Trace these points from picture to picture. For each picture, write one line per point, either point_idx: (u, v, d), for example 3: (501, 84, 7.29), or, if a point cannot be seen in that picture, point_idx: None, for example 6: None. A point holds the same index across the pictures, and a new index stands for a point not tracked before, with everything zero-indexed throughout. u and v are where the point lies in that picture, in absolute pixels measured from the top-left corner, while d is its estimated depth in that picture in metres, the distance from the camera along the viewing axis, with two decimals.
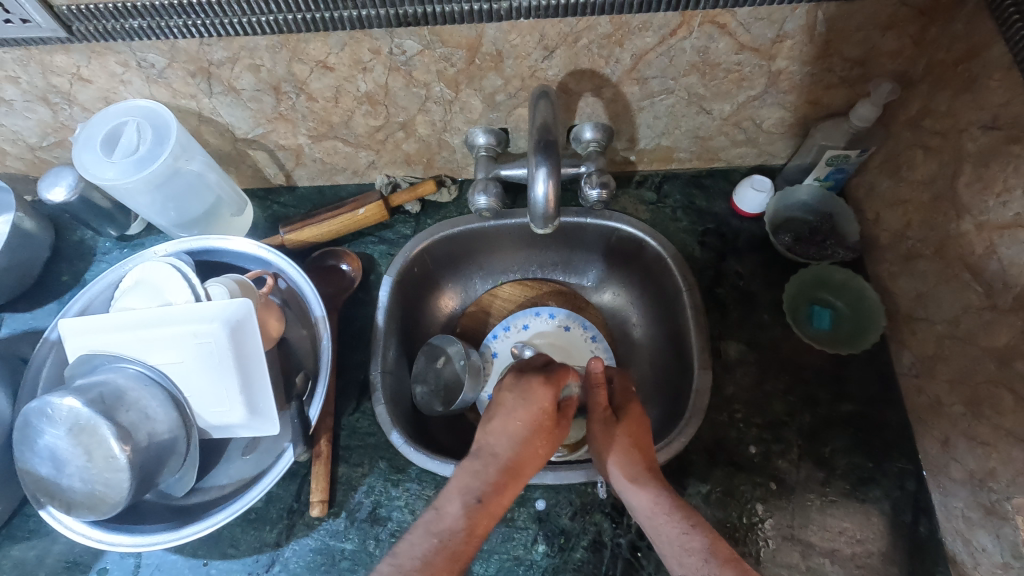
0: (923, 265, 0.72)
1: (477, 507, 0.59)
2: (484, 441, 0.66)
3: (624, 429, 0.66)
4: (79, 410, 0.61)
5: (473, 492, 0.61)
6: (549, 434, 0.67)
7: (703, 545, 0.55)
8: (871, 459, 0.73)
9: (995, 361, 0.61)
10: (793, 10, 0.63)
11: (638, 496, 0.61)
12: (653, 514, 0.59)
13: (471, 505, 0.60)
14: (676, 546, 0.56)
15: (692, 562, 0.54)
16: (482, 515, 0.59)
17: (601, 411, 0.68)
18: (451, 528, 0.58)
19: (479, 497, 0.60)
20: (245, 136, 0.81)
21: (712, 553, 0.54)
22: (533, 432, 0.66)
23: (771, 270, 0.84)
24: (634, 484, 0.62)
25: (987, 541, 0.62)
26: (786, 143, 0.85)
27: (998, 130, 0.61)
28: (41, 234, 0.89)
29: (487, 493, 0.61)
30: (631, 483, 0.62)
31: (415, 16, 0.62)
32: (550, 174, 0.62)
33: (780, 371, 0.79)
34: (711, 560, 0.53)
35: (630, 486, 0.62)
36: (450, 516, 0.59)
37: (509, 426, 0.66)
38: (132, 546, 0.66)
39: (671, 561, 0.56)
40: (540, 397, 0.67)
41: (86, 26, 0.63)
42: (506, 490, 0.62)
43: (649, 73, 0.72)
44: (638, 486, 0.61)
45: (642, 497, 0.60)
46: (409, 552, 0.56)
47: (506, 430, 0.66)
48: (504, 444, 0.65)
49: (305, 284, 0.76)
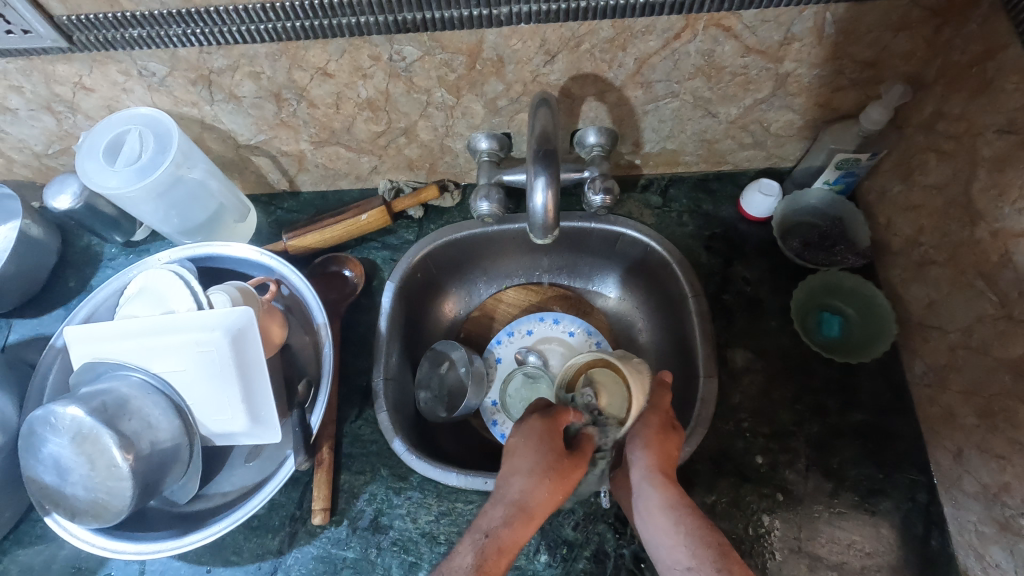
0: (936, 272, 0.70)
1: (488, 543, 0.55)
2: (491, 479, 0.61)
3: (660, 433, 0.62)
4: (82, 419, 0.61)
5: (482, 529, 0.57)
6: (564, 476, 0.60)
7: (720, 541, 0.53)
8: (882, 470, 0.71)
9: (1010, 373, 0.60)
10: (800, 12, 0.62)
11: (659, 489, 0.58)
12: (672, 505, 0.56)
13: (480, 542, 0.56)
14: (691, 538, 0.54)
15: (705, 555, 0.52)
16: (493, 552, 0.55)
17: (659, 412, 0.65)
18: (461, 565, 0.54)
19: (488, 532, 0.57)
20: (247, 142, 0.81)
21: (727, 554, 0.52)
22: (538, 467, 0.59)
23: (779, 276, 0.83)
24: (662, 479, 0.58)
25: (1001, 557, 0.60)
26: (795, 146, 0.83)
27: (1015, 134, 0.59)
28: (48, 241, 0.90)
29: (502, 531, 0.56)
30: (659, 477, 0.58)
31: (414, 22, 0.62)
32: (549, 184, 0.61)
33: (787, 379, 0.77)
34: (726, 557, 0.52)
35: (656, 478, 0.58)
36: (462, 555, 0.55)
37: (515, 464, 0.60)
38: (135, 553, 0.66)
39: (680, 552, 0.54)
40: (540, 431, 0.62)
41: (86, 36, 0.63)
42: (519, 529, 0.57)
43: (654, 77, 0.70)
44: (665, 481, 0.58)
45: (665, 492, 0.57)
46: None
47: (513, 468, 0.60)
48: (514, 481, 0.59)
49: (308, 291, 0.76)
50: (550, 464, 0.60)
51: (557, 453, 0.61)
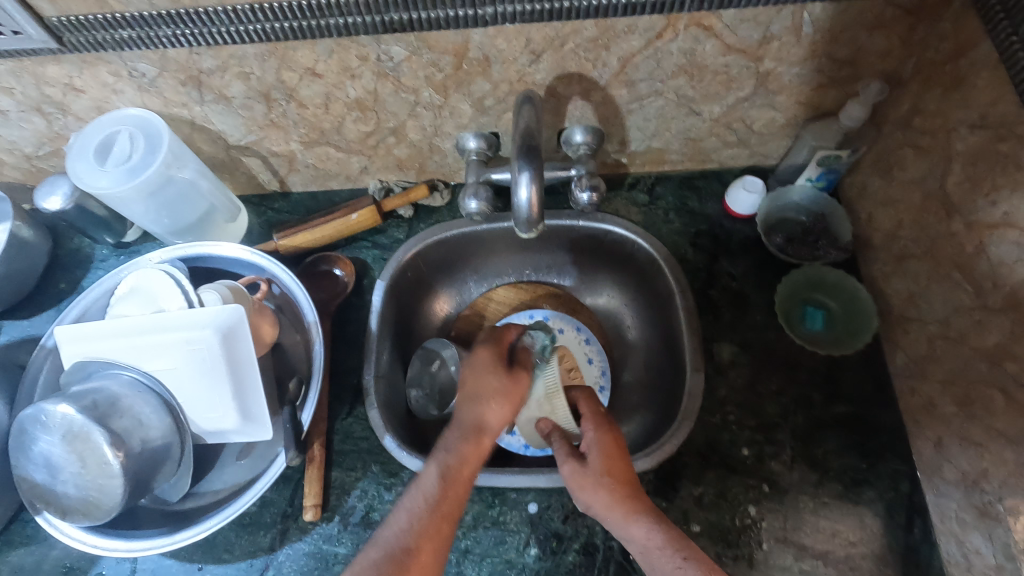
0: (915, 265, 0.71)
1: (448, 461, 0.61)
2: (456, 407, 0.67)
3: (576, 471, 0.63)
4: (73, 417, 0.61)
5: (447, 460, 0.62)
6: (516, 397, 0.68)
7: None
8: (865, 460, 0.72)
9: (986, 362, 0.61)
10: (778, 11, 0.63)
11: (627, 528, 0.60)
12: (646, 548, 0.58)
13: (443, 463, 0.61)
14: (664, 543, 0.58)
15: None
16: (456, 474, 0.61)
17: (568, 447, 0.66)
18: (428, 495, 0.59)
19: (450, 454, 0.62)
20: (237, 143, 0.82)
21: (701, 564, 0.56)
22: (496, 391, 0.67)
23: (763, 271, 0.84)
24: (624, 518, 0.60)
25: (980, 543, 0.61)
26: (778, 143, 0.85)
27: (987, 128, 0.60)
28: (39, 243, 0.90)
29: (458, 460, 0.61)
30: (620, 518, 0.60)
31: (401, 22, 0.63)
32: (532, 180, 0.62)
33: (772, 372, 0.78)
34: None
35: (620, 520, 0.60)
36: (428, 477, 0.60)
37: (474, 383, 0.67)
38: (127, 551, 0.66)
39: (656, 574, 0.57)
40: (485, 358, 0.69)
41: (77, 37, 0.64)
42: (473, 446, 0.63)
43: (637, 76, 0.72)
44: (628, 521, 0.60)
45: (634, 533, 0.59)
46: (401, 516, 0.58)
47: (472, 395, 0.66)
48: (468, 407, 0.66)
49: (298, 289, 0.77)
50: (498, 389, 0.67)
51: (502, 374, 0.68)
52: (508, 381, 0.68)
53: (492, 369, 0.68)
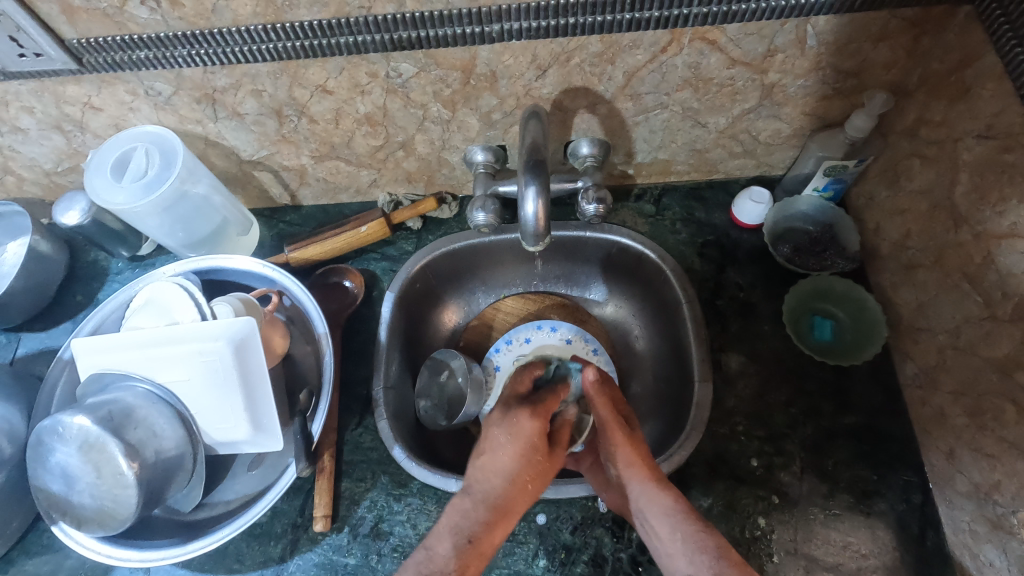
0: (924, 275, 0.71)
1: (469, 546, 0.57)
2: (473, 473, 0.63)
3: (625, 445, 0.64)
4: (89, 428, 0.63)
5: (464, 531, 0.58)
6: (541, 473, 0.64)
7: (716, 544, 0.55)
8: (876, 471, 0.72)
9: (996, 372, 0.61)
10: (781, 25, 0.64)
11: (656, 496, 0.60)
12: (669, 512, 0.59)
13: (463, 544, 0.57)
14: (688, 544, 0.56)
15: (703, 560, 0.54)
16: (475, 555, 0.57)
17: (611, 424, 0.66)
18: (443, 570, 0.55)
19: (471, 536, 0.58)
20: (250, 158, 0.83)
21: (723, 555, 0.54)
22: (521, 468, 0.62)
23: (771, 282, 0.84)
24: (654, 486, 0.61)
25: (995, 556, 0.61)
26: (785, 154, 0.85)
27: (993, 139, 0.60)
28: (56, 257, 0.92)
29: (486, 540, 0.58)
30: (650, 485, 0.61)
31: (409, 40, 0.64)
32: (539, 193, 0.63)
33: (781, 383, 0.78)
34: (723, 560, 0.54)
35: (650, 486, 0.61)
36: (443, 556, 0.56)
37: (499, 463, 0.62)
38: (141, 561, 0.68)
39: (680, 560, 0.56)
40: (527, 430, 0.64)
41: (96, 58, 0.66)
42: (498, 530, 0.59)
43: (642, 89, 0.72)
44: (658, 487, 0.61)
45: (661, 499, 0.60)
46: None
47: (493, 467, 0.62)
48: (494, 483, 0.61)
49: (309, 301, 0.78)
50: (532, 462, 0.63)
51: (539, 446, 0.64)
52: (542, 458, 0.64)
53: (526, 449, 0.63)
